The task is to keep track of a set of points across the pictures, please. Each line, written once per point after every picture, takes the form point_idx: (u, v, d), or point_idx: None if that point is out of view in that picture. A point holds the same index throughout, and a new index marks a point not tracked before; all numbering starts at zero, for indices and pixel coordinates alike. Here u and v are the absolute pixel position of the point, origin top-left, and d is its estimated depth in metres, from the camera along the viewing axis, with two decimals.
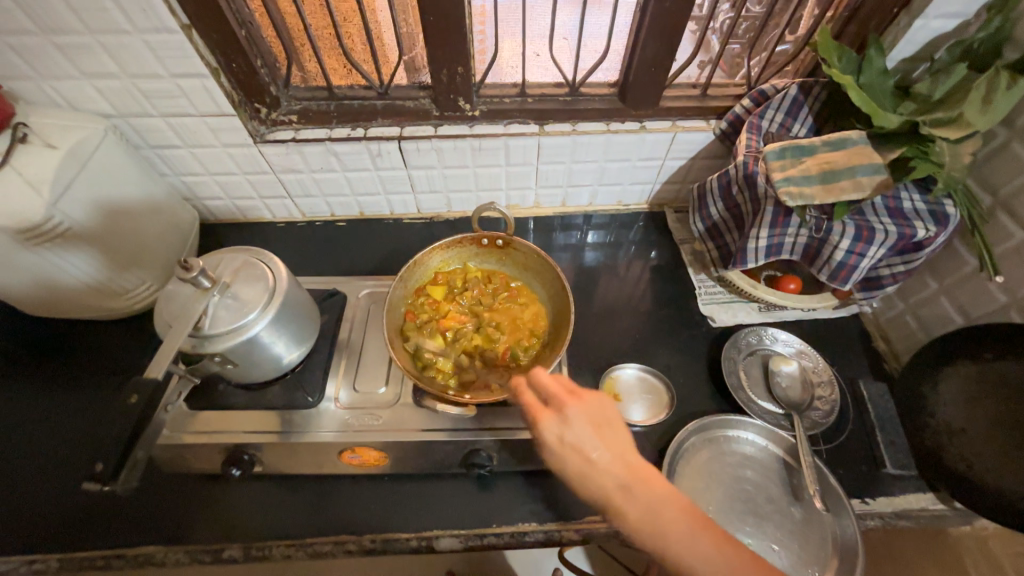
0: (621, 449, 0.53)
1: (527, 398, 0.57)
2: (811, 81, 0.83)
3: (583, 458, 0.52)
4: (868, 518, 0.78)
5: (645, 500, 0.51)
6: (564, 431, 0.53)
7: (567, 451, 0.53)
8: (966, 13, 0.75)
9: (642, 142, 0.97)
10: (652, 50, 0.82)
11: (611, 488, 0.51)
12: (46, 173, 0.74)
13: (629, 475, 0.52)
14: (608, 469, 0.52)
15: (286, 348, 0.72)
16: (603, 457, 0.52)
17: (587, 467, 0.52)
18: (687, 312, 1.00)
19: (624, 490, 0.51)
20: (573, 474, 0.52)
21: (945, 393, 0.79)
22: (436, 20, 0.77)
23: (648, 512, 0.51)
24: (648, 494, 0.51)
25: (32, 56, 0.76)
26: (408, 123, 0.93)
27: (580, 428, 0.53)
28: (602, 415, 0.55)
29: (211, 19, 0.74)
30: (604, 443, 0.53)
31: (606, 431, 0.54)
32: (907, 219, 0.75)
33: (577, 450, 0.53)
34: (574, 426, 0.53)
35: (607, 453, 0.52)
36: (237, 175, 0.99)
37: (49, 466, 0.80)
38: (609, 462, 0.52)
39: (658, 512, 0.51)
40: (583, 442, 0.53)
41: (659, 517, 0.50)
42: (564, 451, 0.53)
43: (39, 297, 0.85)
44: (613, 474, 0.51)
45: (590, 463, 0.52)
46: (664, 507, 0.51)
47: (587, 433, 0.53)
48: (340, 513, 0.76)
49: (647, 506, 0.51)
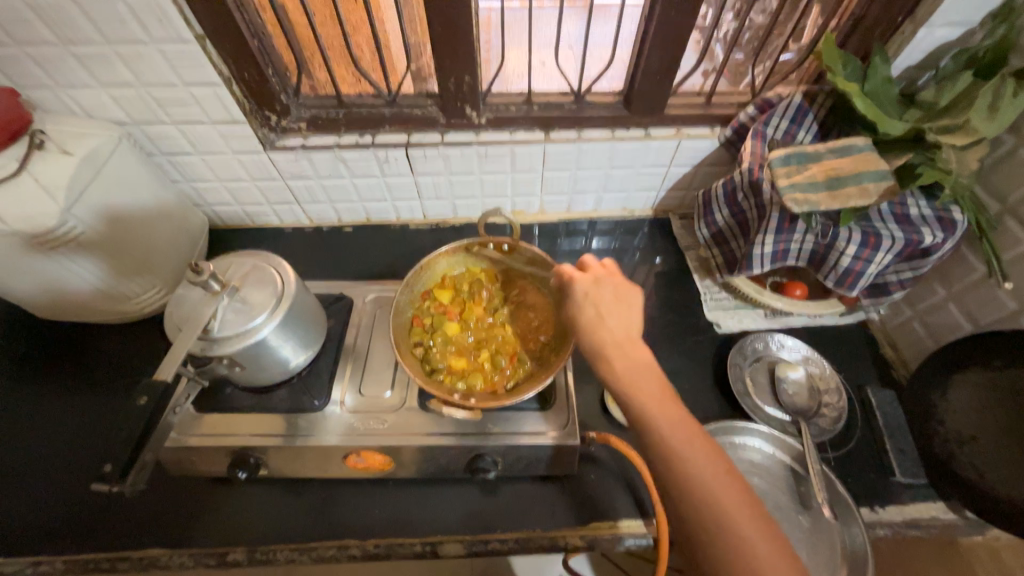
0: (628, 318, 0.62)
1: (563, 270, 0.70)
2: (815, 89, 0.84)
3: (591, 311, 0.63)
4: (878, 527, 0.77)
5: (632, 356, 0.59)
6: (591, 289, 0.65)
7: (585, 301, 0.65)
8: (972, 22, 0.76)
9: (647, 149, 0.98)
10: (657, 58, 0.83)
11: (607, 338, 0.61)
12: (61, 180, 0.76)
13: (627, 337, 0.61)
14: (614, 324, 0.62)
15: (293, 352, 0.73)
16: (610, 315, 0.63)
17: (593, 318, 0.63)
18: (692, 318, 0.99)
19: (618, 346, 0.60)
20: (582, 319, 0.64)
21: (955, 401, 0.78)
22: (444, 31, 0.78)
23: (632, 367, 0.58)
24: (634, 353, 0.60)
25: (51, 66, 0.78)
26: (415, 130, 0.95)
27: (600, 291, 0.65)
28: (624, 294, 0.65)
29: (224, 29, 0.76)
30: (616, 310, 0.63)
31: (622, 305, 0.64)
32: (914, 226, 0.75)
33: (593, 304, 0.64)
34: (598, 289, 0.65)
35: (616, 316, 0.62)
36: (247, 181, 1.01)
37: (58, 468, 0.80)
38: (615, 323, 0.62)
39: (640, 366, 0.58)
40: (602, 302, 0.64)
41: (638, 372, 0.58)
42: (582, 301, 0.65)
43: (51, 300, 0.87)
44: (614, 331, 0.61)
45: (599, 315, 0.63)
46: (644, 367, 0.58)
47: (604, 297, 0.64)
48: (344, 518, 0.76)
49: (631, 359, 0.59)
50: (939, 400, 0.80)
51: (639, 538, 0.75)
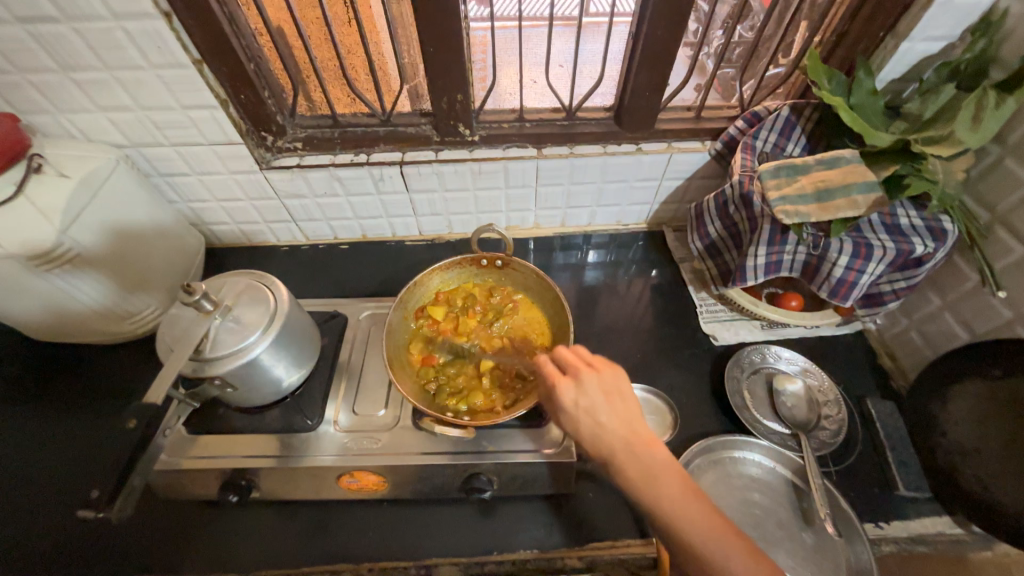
0: (627, 413, 0.58)
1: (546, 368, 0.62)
2: (802, 104, 0.85)
3: (586, 419, 0.58)
4: (883, 543, 0.75)
5: (642, 462, 0.55)
6: (577, 393, 0.59)
7: (578, 411, 0.58)
8: (951, 36, 0.77)
9: (639, 164, 0.99)
10: (645, 76, 0.85)
11: (614, 447, 0.56)
12: (58, 203, 0.76)
13: (635, 439, 0.56)
14: (615, 428, 0.57)
15: (286, 371, 0.72)
16: (607, 421, 0.57)
17: (590, 427, 0.57)
18: (688, 331, 0.99)
19: (628, 453, 0.55)
20: (580, 430, 0.58)
21: (955, 412, 0.77)
22: (437, 51, 0.80)
23: (649, 475, 0.55)
24: (643, 455, 0.55)
25: (51, 91, 0.80)
26: (410, 149, 0.96)
27: (586, 393, 0.58)
28: (616, 386, 0.60)
29: (222, 54, 0.78)
30: (613, 408, 0.58)
31: (618, 400, 0.59)
32: (905, 236, 0.75)
33: (586, 411, 0.58)
34: (585, 389, 0.59)
35: (616, 419, 0.57)
36: (244, 201, 1.02)
37: (48, 493, 0.79)
38: (614, 425, 0.57)
39: (658, 473, 0.55)
40: (596, 407, 0.58)
41: (658, 482, 0.54)
42: (574, 411, 0.58)
43: (49, 322, 0.87)
44: (620, 438, 0.56)
45: (596, 422, 0.57)
46: (662, 469, 0.55)
47: (593, 402, 0.58)
48: (338, 541, 0.75)
49: (645, 465, 0.55)
50: (940, 411, 0.79)
51: (639, 557, 0.73)
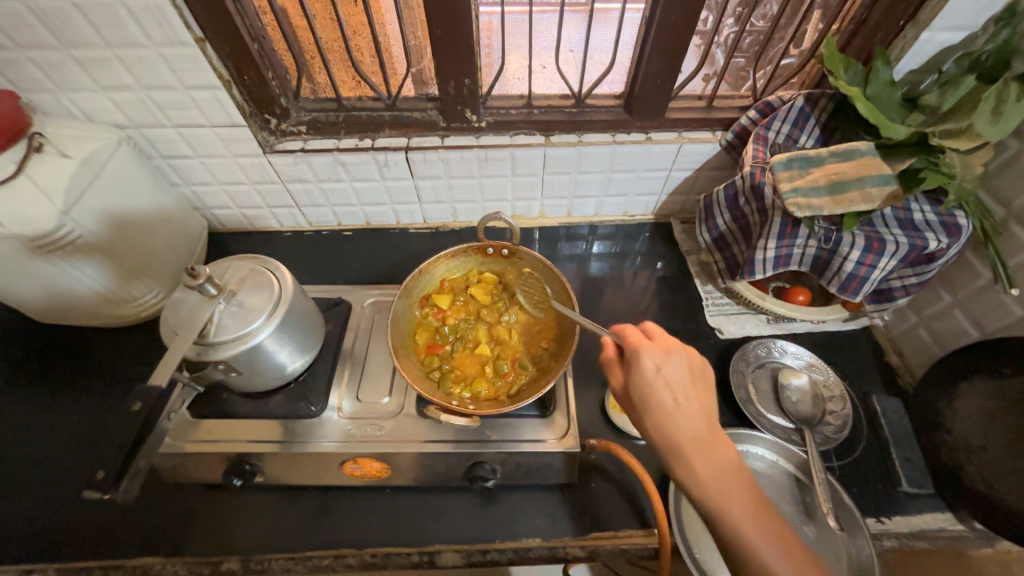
0: (706, 403, 0.58)
1: (630, 334, 0.62)
2: (817, 94, 0.83)
3: (663, 391, 0.57)
4: (884, 538, 0.75)
5: (711, 453, 0.55)
6: (662, 364, 0.59)
7: (657, 380, 0.58)
8: (974, 25, 0.75)
9: (648, 153, 0.98)
10: (657, 64, 0.83)
11: (686, 431, 0.56)
12: (59, 182, 0.75)
13: (707, 430, 0.56)
14: (691, 415, 0.57)
15: (290, 357, 0.72)
16: (685, 402, 0.57)
17: (661, 404, 0.57)
18: (693, 323, 0.99)
19: (698, 440, 0.56)
20: (655, 400, 0.57)
21: (962, 409, 0.77)
22: (445, 34, 0.78)
23: (715, 464, 0.55)
24: (711, 446, 0.56)
25: (50, 68, 0.78)
26: (416, 134, 0.95)
27: (668, 366, 0.59)
28: (700, 372, 0.60)
29: (225, 32, 0.76)
30: (695, 395, 0.58)
31: (700, 386, 0.59)
32: (918, 230, 0.74)
33: (667, 383, 0.58)
34: (670, 363, 0.59)
35: (695, 403, 0.57)
36: (247, 185, 1.01)
37: (52, 475, 0.79)
38: (692, 410, 0.57)
39: (725, 469, 0.55)
40: (675, 387, 0.58)
41: (723, 473, 0.54)
42: (654, 381, 0.58)
43: (50, 305, 0.87)
44: (693, 422, 0.56)
45: (675, 399, 0.57)
46: (730, 468, 0.55)
47: (672, 379, 0.58)
48: (340, 526, 0.75)
49: (714, 458, 0.55)
50: (946, 410, 0.79)
51: (641, 548, 0.73)
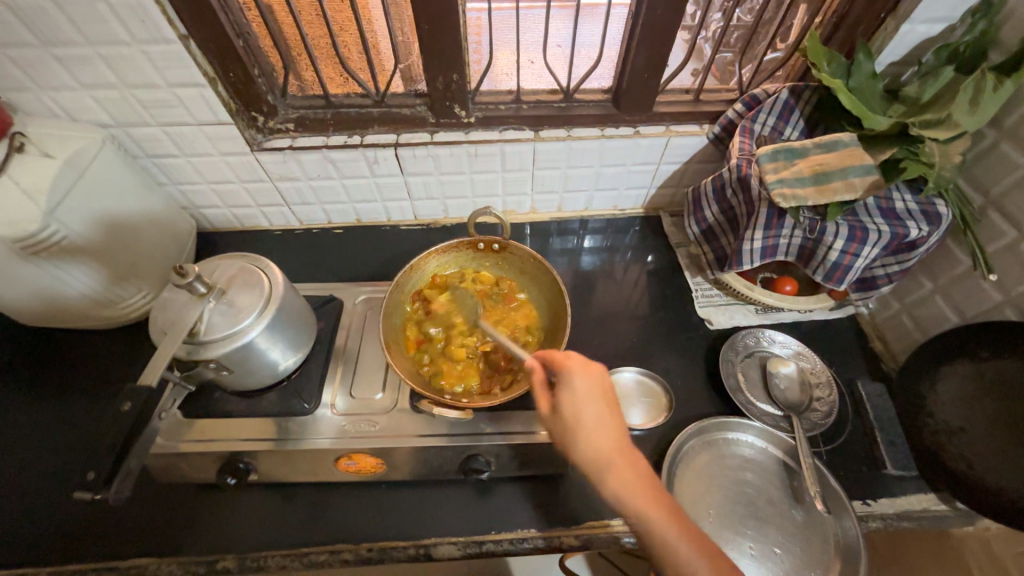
0: (616, 419, 0.60)
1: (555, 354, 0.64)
2: (801, 86, 0.84)
3: (585, 408, 0.59)
4: (870, 520, 0.77)
5: (629, 464, 0.58)
6: (575, 383, 0.61)
7: (572, 399, 0.60)
8: (951, 18, 0.77)
9: (636, 147, 0.98)
10: (644, 59, 0.84)
11: (606, 445, 0.58)
12: (43, 183, 0.74)
13: (625, 442, 0.59)
14: (603, 431, 0.59)
15: (282, 355, 0.72)
16: (606, 416, 0.59)
17: (584, 421, 0.59)
18: (683, 315, 1.00)
19: (611, 456, 0.58)
20: (579, 416, 0.59)
21: (943, 393, 0.79)
22: (432, 28, 0.78)
23: (628, 478, 0.57)
24: (629, 457, 0.58)
25: (31, 67, 0.77)
26: (405, 130, 0.94)
27: (587, 382, 0.61)
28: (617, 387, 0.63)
29: (210, 30, 0.75)
30: (605, 411, 0.60)
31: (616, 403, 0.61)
32: (900, 219, 0.76)
33: (579, 402, 0.60)
34: (583, 381, 0.61)
35: (605, 419, 0.59)
36: (235, 183, 1.00)
37: (41, 479, 0.78)
38: (610, 424, 0.59)
39: (645, 478, 0.57)
40: (587, 406, 0.59)
41: (636, 485, 0.57)
42: (579, 398, 0.60)
43: (37, 308, 0.85)
44: (606, 439, 0.58)
45: (595, 414, 0.59)
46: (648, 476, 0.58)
47: (593, 386, 0.61)
48: (336, 522, 0.75)
49: (631, 465, 0.58)
50: (928, 392, 0.81)
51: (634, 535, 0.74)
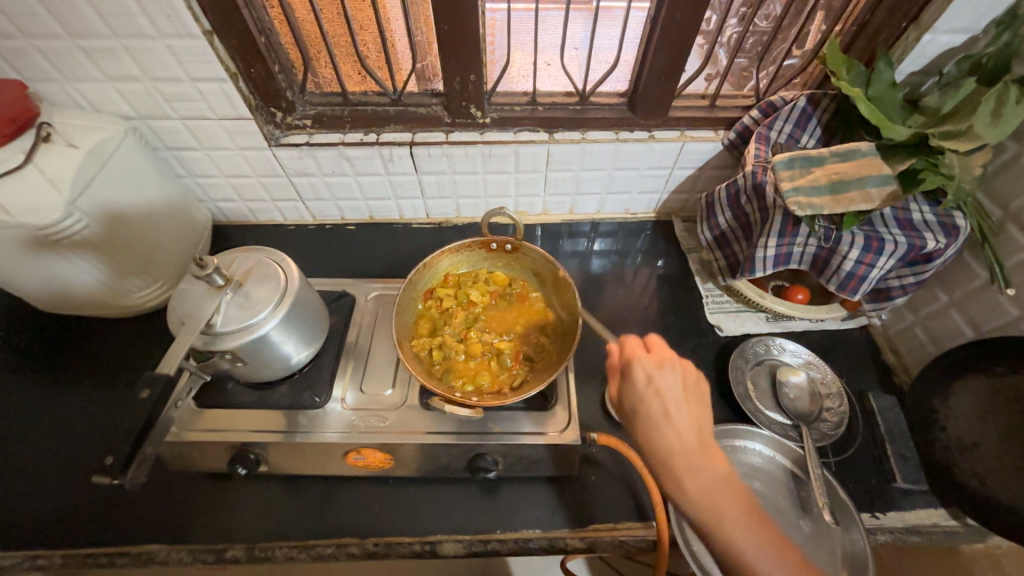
0: (698, 416, 0.59)
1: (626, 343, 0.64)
2: (819, 94, 0.84)
3: (653, 401, 0.59)
4: (879, 533, 0.76)
5: (698, 465, 0.56)
6: (653, 375, 0.60)
7: (650, 389, 0.60)
8: (974, 29, 0.76)
9: (650, 152, 0.98)
10: (661, 63, 0.84)
11: (673, 443, 0.57)
12: (66, 172, 0.76)
13: (697, 442, 0.58)
14: (681, 427, 0.58)
15: (295, 348, 0.73)
16: (675, 413, 0.59)
17: (651, 417, 0.59)
18: (693, 321, 1.00)
19: (687, 455, 0.57)
20: (646, 410, 0.59)
21: (955, 407, 0.78)
22: (451, 29, 0.79)
23: (705, 480, 0.56)
24: (700, 456, 0.57)
25: (59, 59, 0.78)
26: (420, 129, 0.95)
27: (666, 378, 0.60)
28: (691, 382, 0.61)
29: (234, 26, 0.77)
30: (686, 407, 0.59)
31: (692, 398, 0.60)
32: (917, 231, 0.75)
33: (658, 393, 0.60)
34: (663, 374, 0.60)
35: (685, 415, 0.59)
36: (251, 177, 1.01)
37: (56, 464, 0.80)
38: (683, 421, 0.58)
39: (715, 483, 0.56)
40: (665, 400, 0.59)
41: (713, 487, 0.55)
42: (647, 391, 0.60)
43: (56, 295, 0.87)
44: (682, 435, 0.58)
45: (666, 409, 0.59)
46: (720, 480, 0.56)
47: (672, 380, 0.60)
48: (343, 515, 0.76)
49: (701, 467, 0.56)
50: (940, 406, 0.80)
51: (638, 540, 0.74)
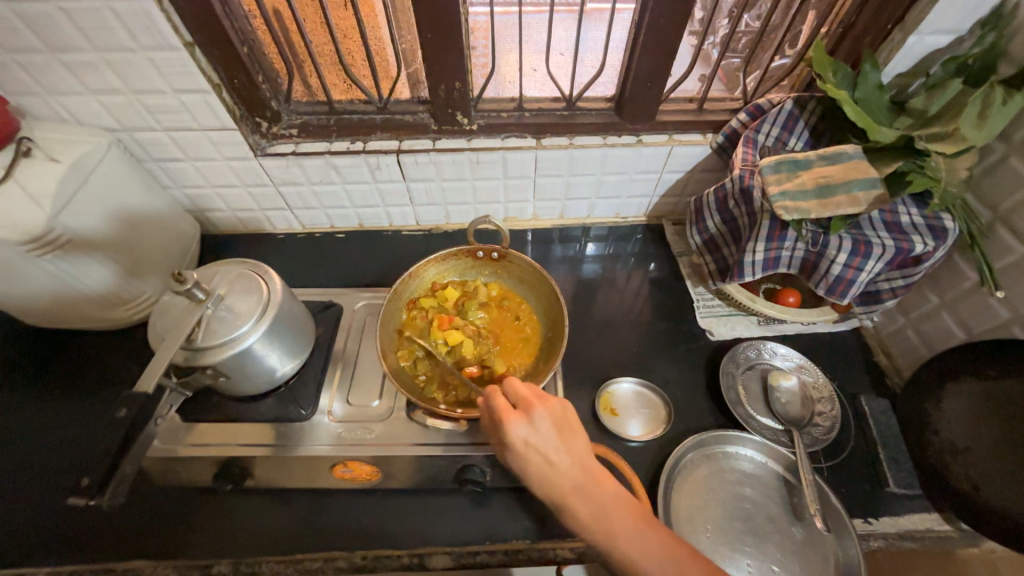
0: (577, 452, 0.58)
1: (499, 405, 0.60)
2: (806, 96, 0.83)
3: (536, 459, 0.57)
4: (871, 539, 0.76)
5: (593, 484, 0.58)
6: (531, 431, 0.58)
7: (531, 448, 0.57)
8: (960, 30, 0.75)
9: (638, 156, 0.98)
10: (647, 67, 0.83)
11: (562, 487, 0.57)
12: (48, 187, 0.75)
13: (581, 476, 0.57)
14: (566, 469, 0.57)
15: (280, 360, 0.72)
16: (553, 465, 0.57)
17: (540, 467, 0.57)
18: (684, 325, 0.99)
19: (577, 491, 0.57)
20: (531, 469, 0.57)
21: (949, 411, 0.77)
22: (435, 37, 0.78)
23: (595, 509, 0.57)
24: (588, 491, 0.57)
25: (39, 72, 0.78)
26: (407, 137, 0.95)
27: (546, 426, 0.58)
28: (565, 422, 0.60)
29: (216, 38, 0.76)
30: (565, 449, 0.58)
31: (570, 437, 0.59)
32: (905, 233, 0.75)
33: (537, 450, 0.57)
34: (539, 428, 0.58)
35: (567, 457, 0.57)
36: (239, 187, 1.01)
37: (41, 480, 0.79)
38: (566, 463, 0.57)
39: (603, 504, 0.57)
40: (546, 451, 0.57)
41: (604, 514, 0.57)
42: (526, 452, 0.57)
43: (42, 309, 0.86)
44: (567, 476, 0.57)
45: (548, 462, 0.57)
46: (609, 499, 0.58)
47: (547, 428, 0.58)
48: (331, 528, 0.75)
49: (592, 501, 0.57)
50: (933, 409, 0.79)
51: None
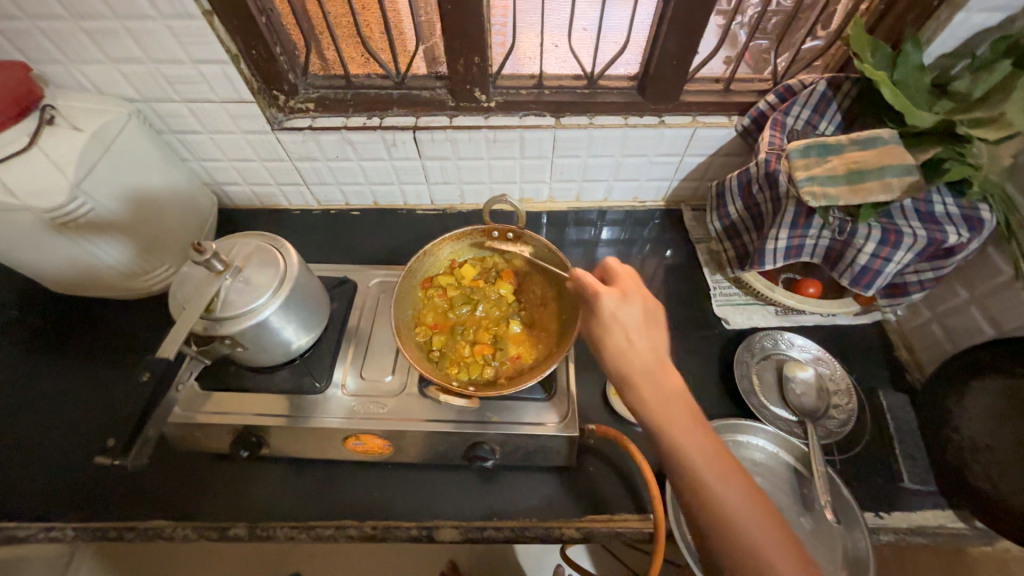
0: (659, 342, 0.56)
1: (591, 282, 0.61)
2: (840, 78, 0.80)
3: (614, 335, 0.56)
4: (882, 533, 0.75)
5: (666, 377, 0.55)
6: (620, 307, 0.58)
7: (613, 322, 0.57)
8: (1012, 7, 0.71)
9: (660, 138, 0.95)
10: (674, 45, 0.80)
11: (634, 364, 0.55)
12: (70, 155, 0.76)
13: (657, 363, 0.55)
14: (644, 353, 0.55)
15: (295, 334, 0.73)
16: (631, 343, 0.56)
17: (616, 342, 0.56)
18: (700, 313, 0.97)
19: (649, 374, 0.54)
20: (608, 339, 0.57)
21: (971, 408, 0.75)
22: (454, 8, 0.76)
23: (663, 398, 0.53)
24: (662, 380, 0.54)
25: (61, 39, 0.78)
26: (424, 113, 0.93)
27: (632, 310, 0.58)
28: (655, 317, 0.58)
29: (234, 7, 0.75)
30: (649, 335, 0.57)
31: (654, 328, 0.58)
32: (938, 223, 0.72)
33: (622, 325, 0.57)
34: (627, 307, 0.58)
35: (647, 340, 0.56)
36: (255, 161, 1.01)
37: (68, 441, 0.82)
38: (645, 347, 0.56)
39: (670, 394, 0.53)
40: (628, 330, 0.56)
41: (670, 404, 0.53)
42: (608, 321, 0.57)
43: (65, 276, 0.88)
44: (643, 356, 0.55)
45: (627, 338, 0.56)
46: (675, 395, 0.54)
47: (637, 312, 0.58)
48: (343, 498, 0.77)
49: (660, 388, 0.54)
50: (954, 407, 0.77)
51: (635, 531, 0.74)
